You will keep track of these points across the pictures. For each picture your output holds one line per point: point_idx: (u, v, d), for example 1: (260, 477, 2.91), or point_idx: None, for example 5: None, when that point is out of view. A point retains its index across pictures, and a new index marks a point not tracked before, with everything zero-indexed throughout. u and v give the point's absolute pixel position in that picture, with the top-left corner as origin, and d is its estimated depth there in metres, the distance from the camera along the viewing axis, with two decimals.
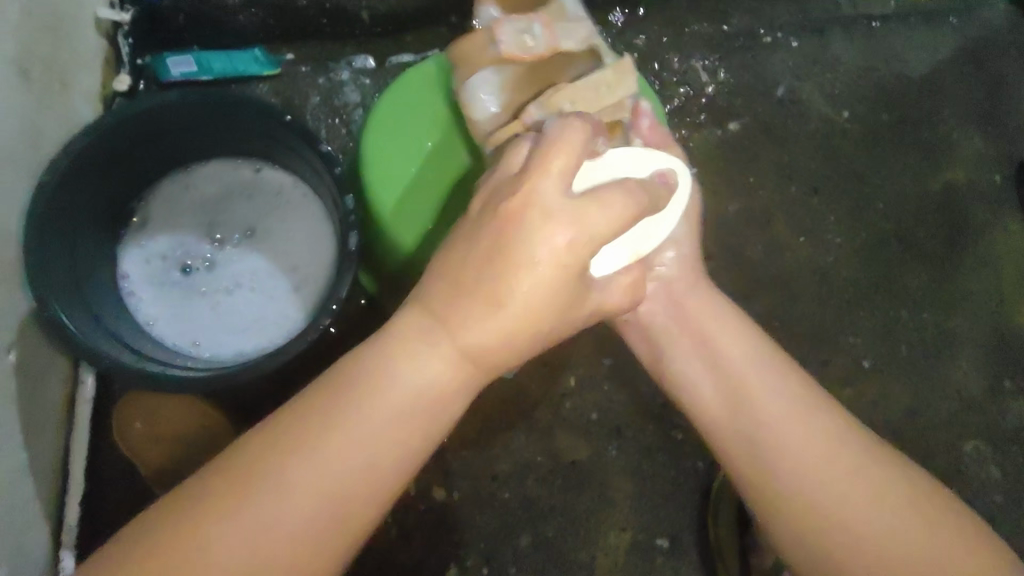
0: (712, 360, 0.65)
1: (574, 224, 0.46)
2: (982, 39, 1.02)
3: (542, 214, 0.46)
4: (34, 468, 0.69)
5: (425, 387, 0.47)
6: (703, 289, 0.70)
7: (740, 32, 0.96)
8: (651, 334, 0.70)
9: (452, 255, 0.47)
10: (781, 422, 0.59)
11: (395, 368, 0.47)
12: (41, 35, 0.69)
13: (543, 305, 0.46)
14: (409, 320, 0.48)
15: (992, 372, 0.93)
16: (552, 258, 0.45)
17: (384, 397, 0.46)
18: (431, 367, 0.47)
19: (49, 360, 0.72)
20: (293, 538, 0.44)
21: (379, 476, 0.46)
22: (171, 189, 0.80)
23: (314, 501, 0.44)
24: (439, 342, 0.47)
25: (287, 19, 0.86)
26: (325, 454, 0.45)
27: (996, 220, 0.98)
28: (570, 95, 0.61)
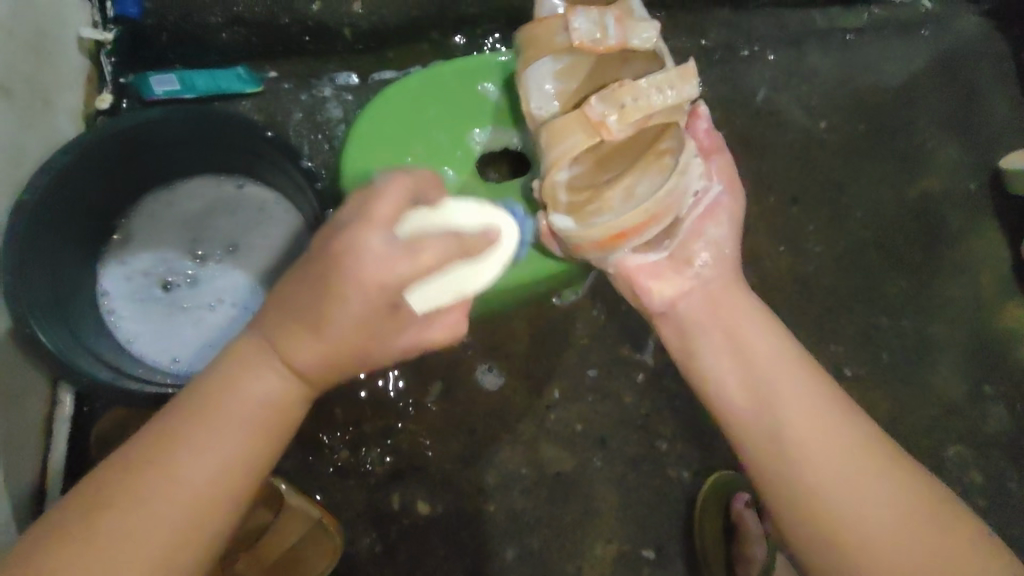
0: (735, 350, 0.63)
1: (403, 259, 0.48)
2: (955, 50, 1.04)
3: (358, 256, 0.47)
4: (13, 486, 0.68)
5: (265, 399, 0.51)
6: (742, 290, 0.66)
7: (718, 45, 0.98)
8: (685, 329, 0.66)
9: (290, 281, 0.50)
10: (801, 421, 0.57)
11: (238, 384, 0.51)
12: (22, 54, 0.70)
13: (368, 328, 0.50)
14: (253, 342, 0.51)
15: (973, 377, 0.94)
16: (377, 293, 0.48)
17: (226, 410, 0.50)
18: (269, 380, 0.51)
19: (30, 378, 0.72)
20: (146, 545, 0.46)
21: (232, 482, 0.50)
22: (154, 206, 0.80)
23: (167, 509, 0.47)
24: (273, 358, 0.51)
25: (269, 37, 0.87)
26: (177, 465, 0.48)
27: (972, 227, 0.99)
28: (632, 89, 0.63)
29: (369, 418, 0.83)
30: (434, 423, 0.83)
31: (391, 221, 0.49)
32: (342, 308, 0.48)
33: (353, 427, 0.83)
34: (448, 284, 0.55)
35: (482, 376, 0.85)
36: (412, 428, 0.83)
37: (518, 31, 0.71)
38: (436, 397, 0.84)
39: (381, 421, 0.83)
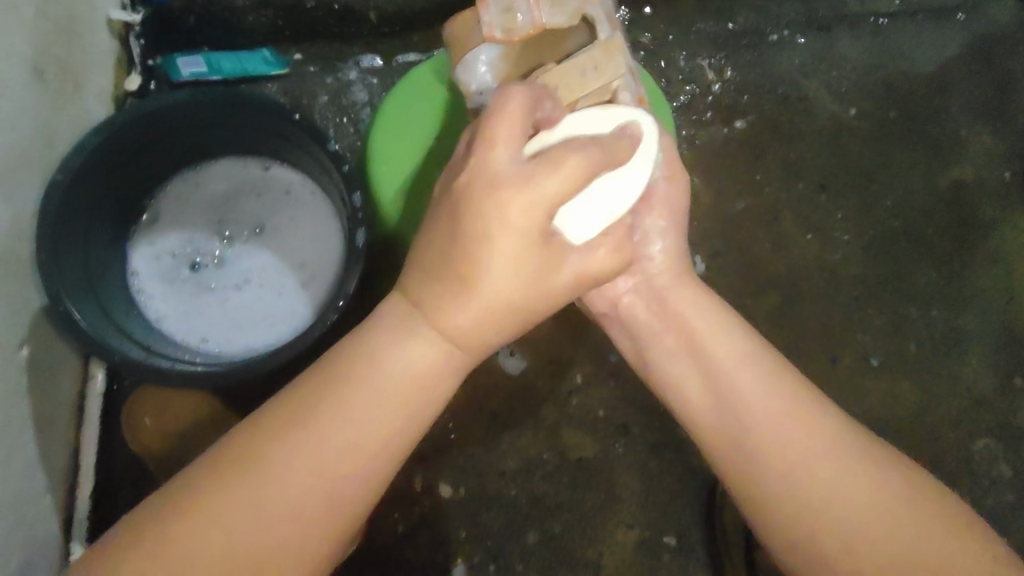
0: (693, 356, 0.63)
1: (543, 171, 0.48)
2: (990, 35, 1.02)
3: (491, 182, 0.48)
4: (43, 460, 0.69)
5: (414, 371, 0.50)
6: (689, 285, 0.67)
7: (746, 30, 0.96)
8: (631, 328, 0.68)
9: (423, 239, 0.52)
10: (770, 421, 0.57)
11: (386, 354, 0.50)
12: (55, 35, 0.70)
13: (521, 267, 0.49)
14: (398, 308, 0.51)
15: (1003, 370, 0.93)
16: (523, 217, 0.48)
17: (372, 381, 0.50)
18: (421, 353, 0.50)
19: (63, 355, 0.73)
20: (275, 516, 0.47)
21: (368, 457, 0.49)
22: (182, 188, 0.81)
23: (295, 485, 0.47)
24: (424, 327, 0.50)
25: (296, 20, 0.87)
26: (314, 439, 0.48)
27: (1006, 216, 0.97)
28: (556, 74, 0.60)
29: None
30: (457, 407, 0.84)
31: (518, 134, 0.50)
32: (486, 258, 0.48)
33: None
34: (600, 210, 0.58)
35: (504, 360, 0.85)
36: (435, 412, 0.83)
37: (444, 27, 0.66)
38: (458, 380, 0.84)
39: None
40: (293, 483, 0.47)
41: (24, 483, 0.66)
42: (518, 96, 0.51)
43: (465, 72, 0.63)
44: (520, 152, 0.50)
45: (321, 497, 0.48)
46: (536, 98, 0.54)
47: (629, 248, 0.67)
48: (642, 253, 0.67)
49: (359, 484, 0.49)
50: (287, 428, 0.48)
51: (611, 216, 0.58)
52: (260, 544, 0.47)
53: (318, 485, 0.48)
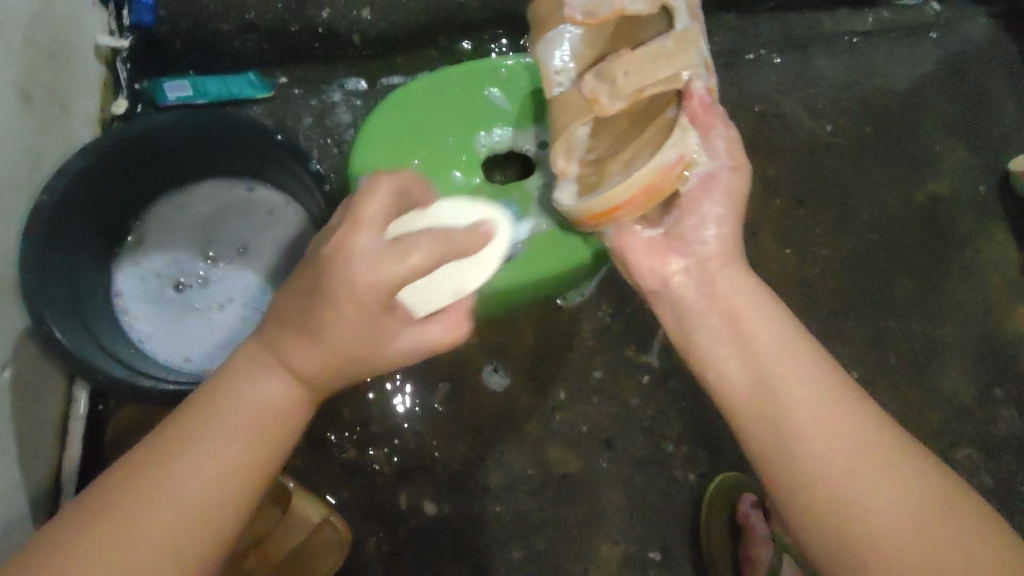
0: (731, 335, 0.56)
1: (390, 258, 0.46)
2: (963, 52, 1.04)
3: (347, 260, 0.46)
4: (26, 483, 0.69)
5: (264, 402, 0.48)
6: (740, 269, 0.60)
7: (723, 50, 0.99)
8: (679, 309, 0.61)
9: (282, 296, 0.50)
10: (818, 410, 0.51)
11: (239, 389, 0.49)
12: (43, 63, 0.72)
13: (363, 323, 0.48)
14: (251, 349, 0.50)
15: (982, 380, 0.94)
16: (366, 292, 0.46)
17: (228, 410, 0.48)
18: (270, 386, 0.49)
19: (48, 377, 0.74)
20: (131, 567, 0.42)
21: (237, 482, 0.46)
22: (166, 209, 0.82)
23: (155, 525, 0.43)
24: (272, 362, 0.49)
25: (281, 44, 0.89)
26: (176, 472, 0.45)
27: (982, 229, 0.99)
28: (627, 62, 0.59)
29: (377, 420, 0.83)
30: (441, 424, 0.84)
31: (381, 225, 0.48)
32: (332, 320, 0.47)
33: (361, 429, 0.83)
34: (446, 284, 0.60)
35: (487, 377, 0.85)
36: (420, 429, 0.84)
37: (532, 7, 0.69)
38: (442, 397, 0.84)
39: (389, 422, 0.83)
40: (131, 534, 0.43)
41: (6, 505, 0.65)
42: (386, 186, 0.50)
43: (544, 50, 0.64)
44: (383, 234, 0.48)
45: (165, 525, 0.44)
46: (406, 188, 0.52)
47: (681, 225, 0.61)
48: (695, 236, 0.61)
49: (221, 516, 0.45)
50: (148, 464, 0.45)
51: (449, 294, 0.60)
52: None
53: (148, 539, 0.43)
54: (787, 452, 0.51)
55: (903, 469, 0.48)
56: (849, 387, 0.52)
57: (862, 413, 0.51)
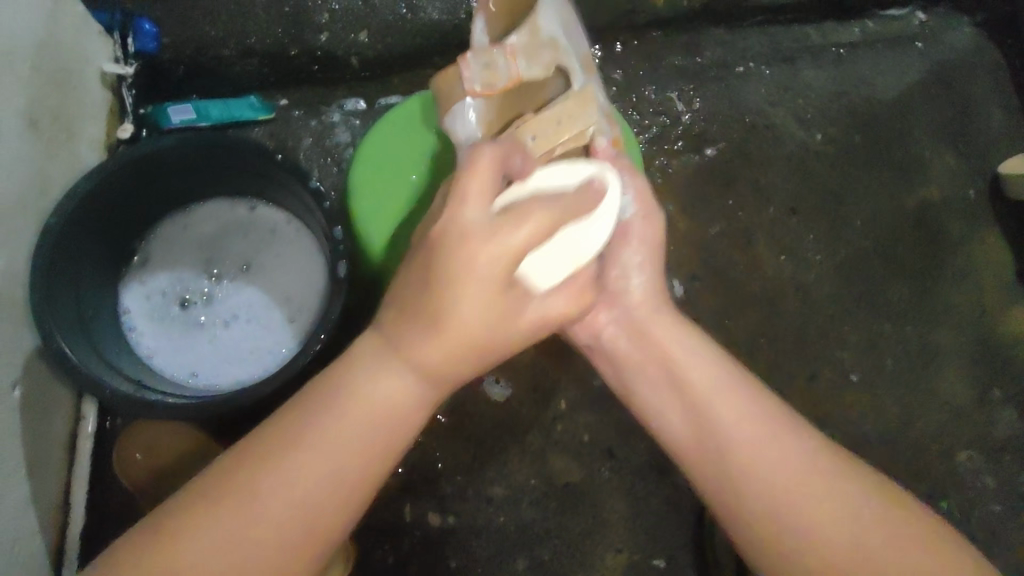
0: (672, 383, 0.63)
1: (507, 228, 0.50)
2: (948, 60, 1.06)
3: (463, 233, 0.50)
4: (35, 501, 0.70)
5: (385, 401, 0.52)
6: (666, 314, 0.68)
7: (712, 63, 1.01)
8: (613, 359, 0.68)
9: (404, 283, 0.53)
10: (750, 443, 0.58)
11: (364, 385, 0.52)
12: (49, 90, 0.74)
13: (487, 307, 0.51)
14: (371, 343, 0.54)
15: (979, 383, 0.95)
16: (487, 267, 0.49)
17: (354, 411, 0.52)
18: (390, 384, 0.52)
19: (55, 396, 0.75)
20: (267, 539, 0.49)
21: (357, 478, 0.52)
22: (170, 229, 0.84)
23: (284, 508, 0.50)
24: (394, 360, 0.52)
25: (281, 67, 0.91)
26: (298, 466, 0.50)
27: (973, 233, 1.00)
28: (532, 125, 0.64)
29: None
30: (443, 436, 0.85)
31: (487, 197, 0.52)
32: (455, 308, 0.50)
33: None
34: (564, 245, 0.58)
35: (489, 388, 0.86)
36: (423, 442, 0.84)
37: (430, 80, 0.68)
38: (444, 409, 0.85)
39: None
40: (259, 512, 0.49)
41: (16, 523, 0.66)
42: (489, 159, 0.54)
43: (451, 125, 0.65)
44: (490, 205, 0.52)
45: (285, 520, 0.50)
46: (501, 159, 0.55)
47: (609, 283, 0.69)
48: (619, 287, 0.69)
49: (338, 506, 0.51)
50: (271, 456, 0.51)
51: (576, 260, 0.59)
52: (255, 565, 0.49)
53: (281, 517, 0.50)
54: (730, 481, 0.58)
55: (829, 487, 0.55)
56: (782, 421, 0.59)
57: (794, 443, 0.58)
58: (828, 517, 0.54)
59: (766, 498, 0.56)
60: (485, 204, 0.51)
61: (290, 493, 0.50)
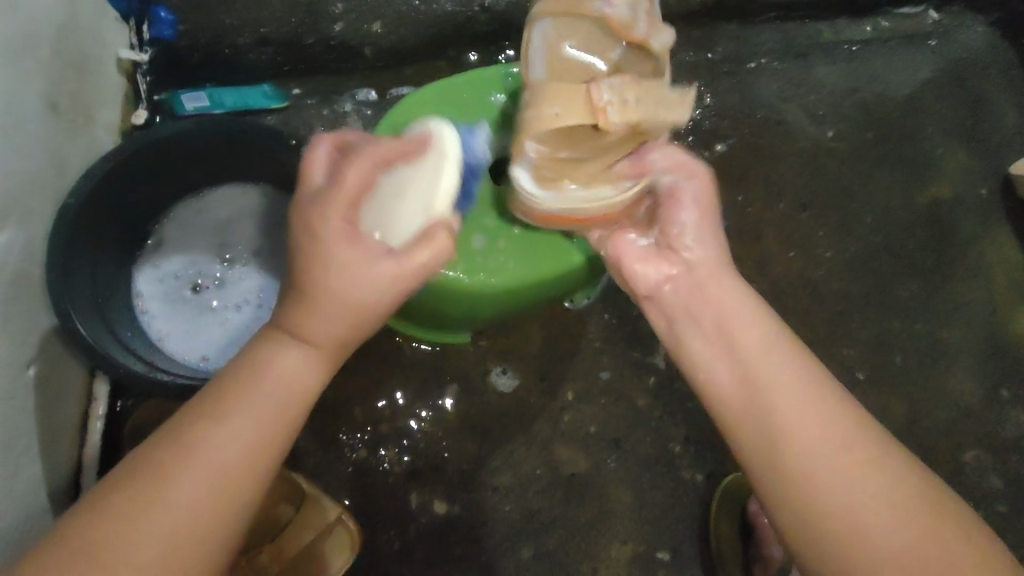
0: (727, 343, 0.58)
1: (336, 198, 0.54)
2: (962, 59, 1.06)
3: (307, 214, 0.54)
4: (47, 479, 0.71)
5: (288, 375, 0.53)
6: (731, 274, 0.61)
7: (724, 59, 1.01)
8: (675, 317, 0.61)
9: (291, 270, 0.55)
10: (801, 403, 0.55)
11: (270, 363, 0.53)
12: (68, 73, 0.74)
13: (348, 263, 0.53)
14: (270, 332, 0.55)
15: (988, 382, 0.94)
16: (332, 230, 0.53)
17: (261, 388, 0.52)
18: (291, 358, 0.53)
19: (68, 375, 0.75)
20: (183, 521, 0.47)
21: (268, 450, 0.51)
22: (183, 213, 0.84)
23: (200, 488, 0.48)
24: (290, 338, 0.54)
25: (295, 56, 0.92)
26: (211, 446, 0.49)
27: (985, 231, 1.00)
28: (640, 88, 0.55)
29: (386, 420, 0.84)
30: (451, 424, 0.85)
31: (325, 174, 0.56)
32: (325, 274, 0.53)
33: (371, 429, 0.84)
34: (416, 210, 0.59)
35: (496, 379, 0.87)
36: (430, 429, 0.85)
37: None
38: (451, 397, 0.86)
39: (398, 422, 0.84)
40: (174, 499, 0.48)
41: (28, 499, 0.67)
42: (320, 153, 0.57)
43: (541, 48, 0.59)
44: (325, 182, 0.55)
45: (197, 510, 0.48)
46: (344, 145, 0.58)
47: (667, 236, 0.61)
48: (679, 243, 0.61)
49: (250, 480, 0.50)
50: (182, 442, 0.49)
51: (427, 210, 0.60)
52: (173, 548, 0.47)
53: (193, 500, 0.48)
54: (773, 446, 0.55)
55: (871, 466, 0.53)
56: (835, 398, 0.56)
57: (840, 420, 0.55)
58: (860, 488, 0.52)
59: (809, 466, 0.53)
60: (320, 182, 0.55)
61: (194, 488, 0.48)
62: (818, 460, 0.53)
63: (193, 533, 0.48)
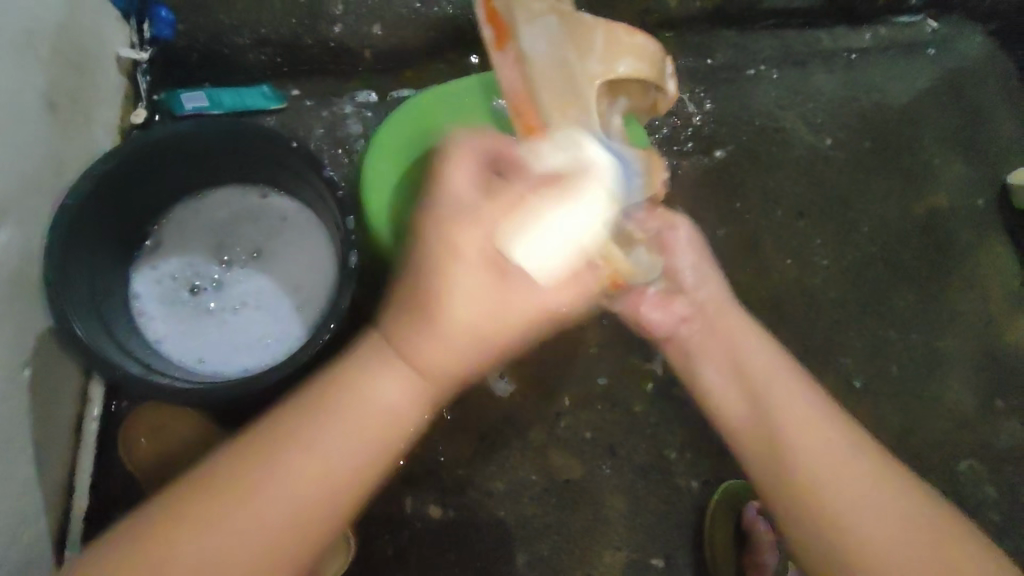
0: (734, 367, 0.67)
1: (476, 203, 0.52)
2: (960, 69, 1.06)
3: (452, 215, 0.52)
4: (40, 480, 0.71)
5: (390, 407, 0.52)
6: (734, 310, 0.70)
7: (724, 65, 1.01)
8: (687, 354, 0.71)
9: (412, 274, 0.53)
10: (804, 422, 0.61)
11: (376, 393, 0.52)
12: (67, 71, 0.74)
13: (488, 295, 0.51)
14: (380, 348, 0.53)
15: (984, 391, 0.95)
16: (469, 247, 0.51)
17: (365, 414, 0.52)
18: (400, 389, 0.53)
19: (63, 376, 0.75)
20: (256, 537, 0.48)
21: (358, 484, 0.52)
22: (183, 214, 0.84)
23: (285, 507, 0.49)
24: (405, 368, 0.53)
25: (294, 58, 0.92)
26: (302, 464, 0.50)
27: (981, 241, 1.00)
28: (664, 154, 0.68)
29: None
30: (448, 429, 0.85)
31: (473, 178, 0.54)
32: (447, 293, 0.51)
33: None
34: (558, 234, 0.51)
35: (494, 383, 0.86)
36: (428, 435, 0.84)
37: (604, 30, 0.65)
38: (450, 404, 0.85)
39: None
40: (262, 507, 0.48)
41: (21, 501, 0.67)
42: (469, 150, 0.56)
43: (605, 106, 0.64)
44: (469, 182, 0.54)
45: (278, 544, 0.48)
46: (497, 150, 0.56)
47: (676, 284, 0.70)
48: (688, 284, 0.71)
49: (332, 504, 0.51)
50: (274, 458, 0.50)
51: (575, 241, 0.51)
52: (251, 559, 0.47)
53: (280, 513, 0.49)
54: (773, 461, 0.60)
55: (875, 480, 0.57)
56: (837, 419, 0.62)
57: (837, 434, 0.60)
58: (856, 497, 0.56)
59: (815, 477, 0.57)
60: (466, 177, 0.54)
61: (289, 505, 0.49)
62: (813, 451, 0.59)
63: (264, 547, 0.48)
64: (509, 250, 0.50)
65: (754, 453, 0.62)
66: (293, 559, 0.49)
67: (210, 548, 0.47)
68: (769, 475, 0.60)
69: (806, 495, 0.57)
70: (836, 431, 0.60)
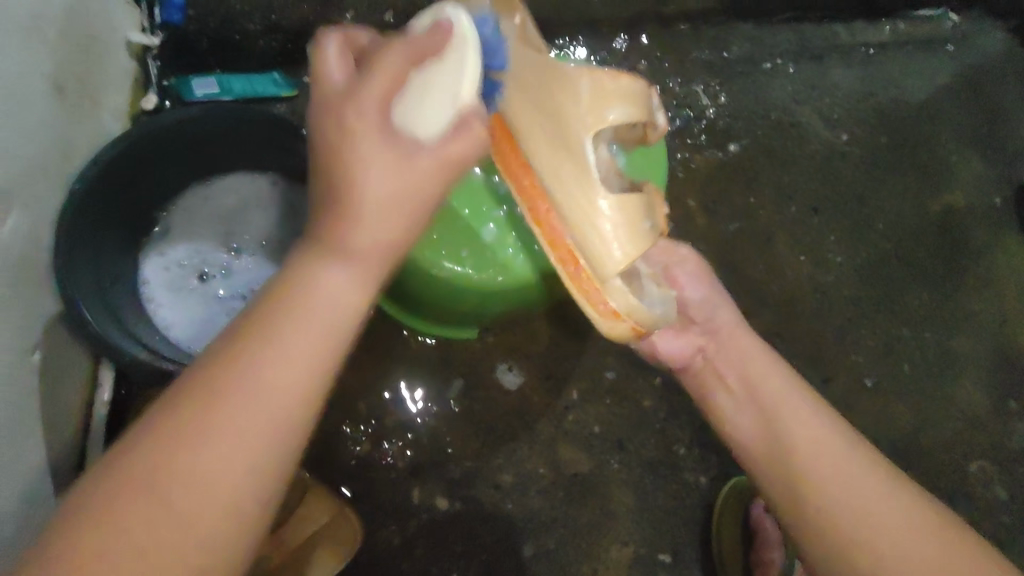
0: (746, 384, 0.64)
1: (363, 80, 0.44)
2: (979, 66, 1.05)
3: (336, 105, 0.43)
4: (49, 465, 0.70)
5: (337, 301, 0.44)
6: (746, 332, 0.67)
7: (740, 58, 0.99)
8: (697, 378, 0.67)
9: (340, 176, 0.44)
10: (817, 439, 0.58)
11: (310, 295, 0.44)
12: (74, 55, 0.73)
13: (411, 168, 0.44)
14: (306, 252, 0.45)
15: (997, 392, 0.94)
16: (385, 125, 0.43)
17: (307, 315, 0.43)
18: (342, 283, 0.44)
19: (71, 361, 0.75)
20: (217, 481, 0.40)
21: (310, 396, 0.43)
22: (192, 200, 0.83)
23: (237, 445, 0.41)
24: (344, 263, 0.44)
25: (306, 44, 0.91)
26: (239, 392, 0.41)
27: (997, 240, 0.99)
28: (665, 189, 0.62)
29: (391, 415, 0.84)
30: (456, 420, 0.84)
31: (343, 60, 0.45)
32: (364, 184, 0.43)
33: (375, 422, 0.83)
34: (440, 98, 0.46)
35: (501, 375, 0.86)
36: (435, 426, 0.84)
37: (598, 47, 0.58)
38: (457, 395, 0.85)
39: (403, 417, 0.84)
40: (202, 454, 0.40)
41: (30, 486, 0.67)
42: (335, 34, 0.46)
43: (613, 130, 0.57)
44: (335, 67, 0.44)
45: (244, 491, 0.41)
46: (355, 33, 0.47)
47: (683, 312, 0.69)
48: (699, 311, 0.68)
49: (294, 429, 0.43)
50: (201, 401, 0.41)
51: (455, 103, 0.47)
52: (213, 507, 0.40)
53: (230, 451, 0.41)
54: (789, 480, 0.58)
55: (890, 496, 0.54)
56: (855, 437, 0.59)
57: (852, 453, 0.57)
58: (876, 516, 0.53)
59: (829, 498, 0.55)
60: (337, 63, 0.44)
61: (235, 443, 0.41)
62: (830, 471, 0.56)
63: (227, 495, 0.40)
64: (399, 117, 0.44)
65: (768, 474, 0.60)
66: (263, 499, 0.42)
67: (165, 500, 0.39)
68: (784, 499, 0.58)
69: (824, 514, 0.55)
70: (841, 424, 0.60)
